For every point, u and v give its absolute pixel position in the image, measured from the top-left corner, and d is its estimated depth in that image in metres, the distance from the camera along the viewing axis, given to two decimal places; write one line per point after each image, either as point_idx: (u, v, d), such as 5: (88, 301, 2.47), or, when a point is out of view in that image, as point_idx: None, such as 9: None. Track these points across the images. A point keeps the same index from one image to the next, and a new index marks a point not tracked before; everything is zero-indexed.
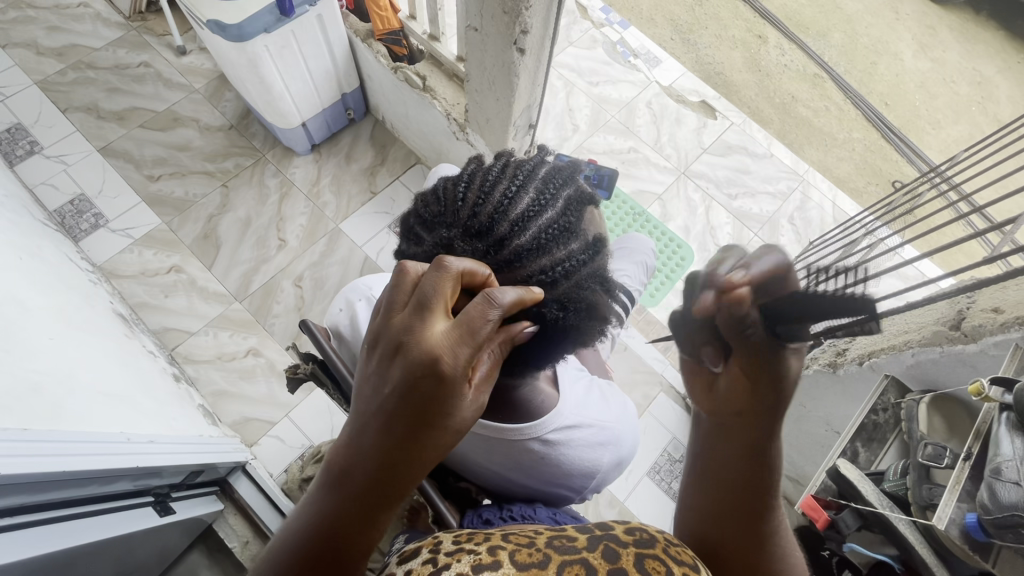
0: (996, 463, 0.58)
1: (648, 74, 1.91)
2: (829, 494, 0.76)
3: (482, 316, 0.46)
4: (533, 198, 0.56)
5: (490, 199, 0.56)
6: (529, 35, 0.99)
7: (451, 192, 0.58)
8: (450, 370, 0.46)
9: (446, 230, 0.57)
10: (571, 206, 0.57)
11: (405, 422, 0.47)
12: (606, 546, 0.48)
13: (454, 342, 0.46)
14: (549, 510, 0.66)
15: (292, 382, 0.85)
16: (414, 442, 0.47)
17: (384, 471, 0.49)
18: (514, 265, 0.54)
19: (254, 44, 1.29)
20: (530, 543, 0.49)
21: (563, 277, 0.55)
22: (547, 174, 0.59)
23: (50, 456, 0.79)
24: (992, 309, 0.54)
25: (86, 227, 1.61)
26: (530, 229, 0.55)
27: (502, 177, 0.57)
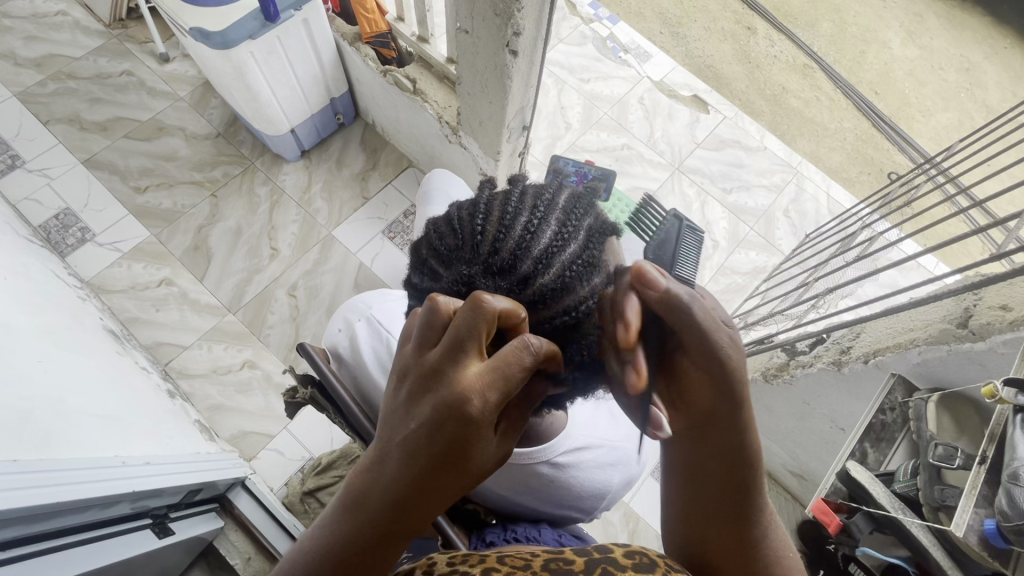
0: (1013, 468, 0.65)
1: (639, 69, 1.94)
2: (842, 498, 0.95)
3: (520, 362, 0.43)
4: (555, 232, 0.54)
5: (512, 232, 0.53)
6: (522, 37, 0.96)
7: (468, 224, 0.55)
8: (478, 417, 0.43)
9: (465, 266, 0.54)
10: (594, 239, 0.55)
11: (428, 465, 0.44)
12: (604, 571, 0.46)
13: (486, 384, 0.43)
14: (554, 532, 0.65)
15: (290, 405, 0.83)
16: (437, 482, 0.45)
17: (401, 510, 0.46)
18: (539, 304, 0.52)
19: (239, 51, 1.26)
20: (526, 566, 0.48)
21: (585, 317, 0.52)
22: (567, 203, 0.56)
23: (40, 488, 0.77)
24: (1001, 308, 0.70)
25: (73, 242, 1.57)
26: (553, 266, 0.52)
27: (522, 208, 0.55)
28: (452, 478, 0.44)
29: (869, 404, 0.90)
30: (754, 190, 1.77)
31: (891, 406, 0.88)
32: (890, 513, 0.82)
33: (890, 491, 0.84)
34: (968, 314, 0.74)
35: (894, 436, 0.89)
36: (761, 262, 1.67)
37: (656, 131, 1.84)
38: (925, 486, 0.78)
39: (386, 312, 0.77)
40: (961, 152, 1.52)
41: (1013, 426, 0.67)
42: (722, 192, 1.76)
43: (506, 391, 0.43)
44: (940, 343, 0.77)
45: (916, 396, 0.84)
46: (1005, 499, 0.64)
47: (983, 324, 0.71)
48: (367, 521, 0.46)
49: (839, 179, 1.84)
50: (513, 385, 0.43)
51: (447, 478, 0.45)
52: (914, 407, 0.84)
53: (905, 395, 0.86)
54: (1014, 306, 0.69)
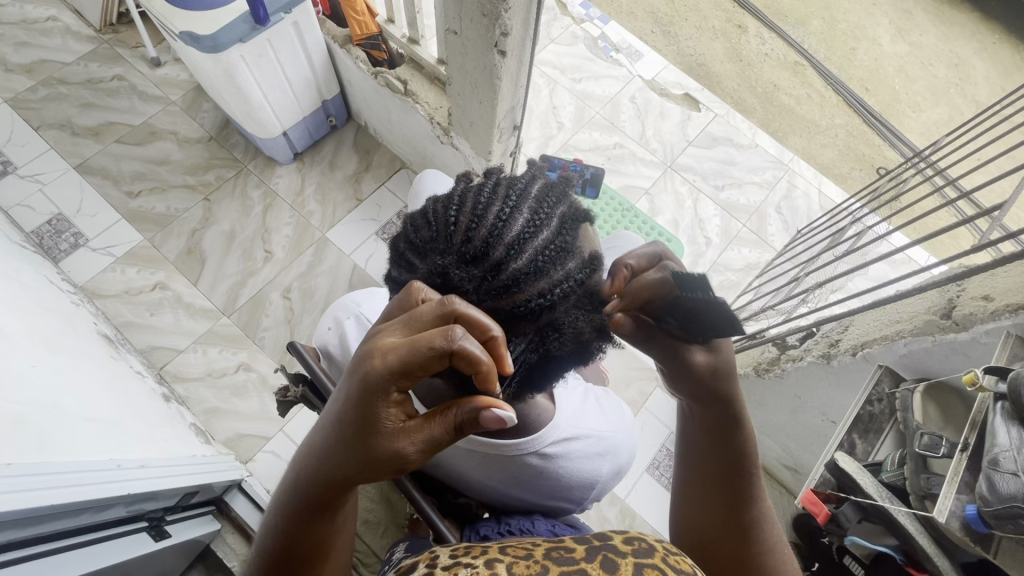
0: (994, 454, 0.66)
1: (631, 68, 1.95)
2: (829, 488, 0.94)
3: (425, 342, 0.44)
4: (528, 219, 0.54)
5: (485, 221, 0.53)
6: (509, 37, 0.97)
7: (442, 216, 0.55)
8: (378, 383, 0.46)
9: (439, 256, 0.53)
10: (567, 225, 0.56)
11: (342, 427, 0.49)
12: (605, 558, 0.46)
13: (396, 357, 0.46)
14: (547, 522, 0.66)
15: (282, 406, 0.83)
16: (352, 443, 0.49)
17: (325, 462, 0.51)
18: (513, 289, 0.52)
19: (230, 55, 1.27)
20: (528, 556, 0.47)
21: (563, 298, 0.54)
22: (539, 191, 0.57)
23: (34, 492, 0.77)
24: (983, 298, 0.71)
25: (66, 247, 1.57)
26: (527, 251, 0.53)
27: (494, 198, 0.55)
28: (361, 443, 0.48)
29: (857, 395, 0.91)
30: (746, 187, 1.78)
31: (878, 397, 0.88)
32: (879, 504, 0.83)
33: (877, 481, 0.85)
34: (952, 305, 0.75)
35: (882, 427, 0.89)
36: (753, 258, 1.68)
37: (647, 130, 1.85)
38: (911, 476, 0.79)
39: (375, 309, 0.77)
40: (949, 146, 1.54)
41: (994, 414, 0.68)
42: (714, 189, 1.77)
43: (410, 368, 0.45)
44: (925, 334, 0.78)
45: (902, 387, 0.85)
46: (985, 485, 0.65)
47: (966, 315, 0.72)
48: (302, 459, 0.54)
49: (830, 175, 1.85)
50: (416, 365, 0.45)
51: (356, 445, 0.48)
52: (901, 398, 0.84)
53: (893, 385, 0.87)
54: (996, 295, 0.70)
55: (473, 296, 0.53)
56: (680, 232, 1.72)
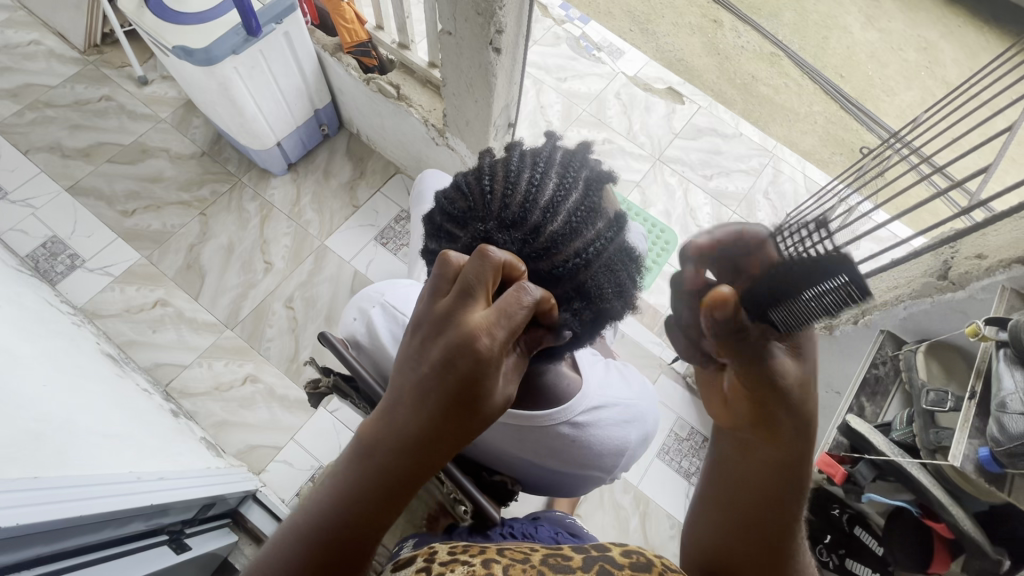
0: (1001, 398, 0.68)
1: (614, 66, 2.08)
2: (844, 450, 0.99)
3: (517, 302, 0.46)
4: (557, 183, 0.56)
5: (518, 187, 0.56)
6: (504, 34, 1.00)
7: (476, 186, 0.58)
8: (487, 355, 0.46)
9: (480, 223, 0.57)
10: (593, 187, 0.58)
11: (432, 397, 0.47)
12: (601, 568, 0.49)
13: (492, 324, 0.46)
14: (550, 528, 0.73)
15: (313, 398, 0.85)
16: (455, 421, 0.47)
17: (421, 451, 0.48)
18: (551, 251, 0.55)
19: (223, 67, 1.28)
20: (525, 560, 0.50)
21: (596, 257, 0.56)
22: (564, 157, 0.59)
23: (59, 506, 0.77)
24: (976, 256, 0.76)
25: (62, 269, 1.56)
26: (561, 214, 0.55)
27: (524, 166, 0.58)
28: (469, 417, 0.47)
29: (861, 362, 0.96)
30: (733, 174, 1.83)
31: (882, 359, 0.94)
32: (891, 460, 0.87)
33: (889, 440, 0.90)
34: (948, 266, 0.80)
35: (889, 388, 0.95)
36: None
37: (635, 124, 1.96)
38: (919, 432, 0.82)
39: (401, 297, 0.77)
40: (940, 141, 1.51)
41: (997, 361, 0.69)
42: (703, 178, 1.81)
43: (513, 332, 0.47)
44: (923, 295, 0.83)
45: (905, 349, 0.89)
46: (995, 427, 0.67)
47: (963, 273, 0.77)
48: (384, 461, 0.49)
49: None
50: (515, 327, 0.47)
51: (455, 409, 0.46)
52: (905, 358, 0.89)
53: (895, 348, 0.92)
54: (989, 253, 0.74)
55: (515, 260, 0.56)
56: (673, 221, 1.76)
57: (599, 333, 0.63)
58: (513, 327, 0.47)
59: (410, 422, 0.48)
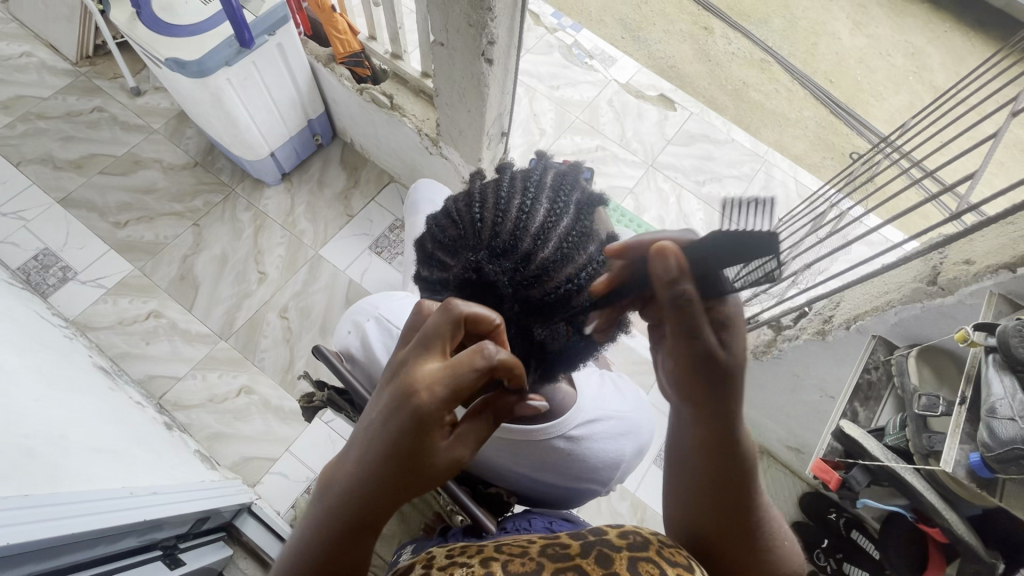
0: (990, 403, 0.68)
1: (607, 74, 2.03)
2: (837, 455, 0.97)
3: (466, 363, 0.47)
4: (548, 208, 0.56)
5: (508, 215, 0.55)
6: (495, 45, 1.01)
7: (467, 214, 0.58)
8: (429, 409, 0.46)
9: (472, 253, 0.56)
10: (584, 212, 0.57)
11: (377, 443, 0.48)
12: (599, 553, 0.48)
13: (436, 378, 0.47)
14: (543, 519, 0.67)
15: (308, 411, 0.84)
16: (401, 469, 0.48)
17: (367, 497, 0.49)
18: (543, 277, 0.54)
19: (216, 78, 1.28)
20: (524, 553, 0.49)
21: (590, 282, 0.55)
22: (554, 181, 0.58)
23: (49, 524, 0.76)
24: (965, 262, 0.75)
25: (54, 281, 1.55)
26: (552, 239, 0.54)
27: (514, 191, 0.57)
28: (413, 465, 0.48)
29: (854, 366, 0.95)
30: (725, 180, 1.86)
31: (875, 364, 0.92)
32: (885, 464, 0.86)
33: (882, 445, 0.88)
34: (936, 271, 0.79)
35: (882, 394, 0.93)
36: None
37: (626, 131, 1.93)
38: (913, 436, 0.82)
39: (396, 310, 0.77)
40: (928, 140, 1.53)
41: (986, 366, 0.70)
42: (696, 184, 1.84)
43: (456, 388, 0.47)
44: (914, 300, 0.82)
45: (896, 353, 0.89)
46: (985, 433, 0.68)
47: (951, 279, 0.76)
48: (332, 505, 0.50)
49: (804, 165, 1.89)
50: (464, 385, 0.47)
51: (401, 461, 0.48)
52: (896, 363, 0.88)
53: (888, 353, 0.91)
54: (976, 260, 0.74)
55: (507, 289, 0.55)
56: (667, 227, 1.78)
57: (591, 355, 0.62)
58: (459, 385, 0.47)
59: (358, 469, 0.49)
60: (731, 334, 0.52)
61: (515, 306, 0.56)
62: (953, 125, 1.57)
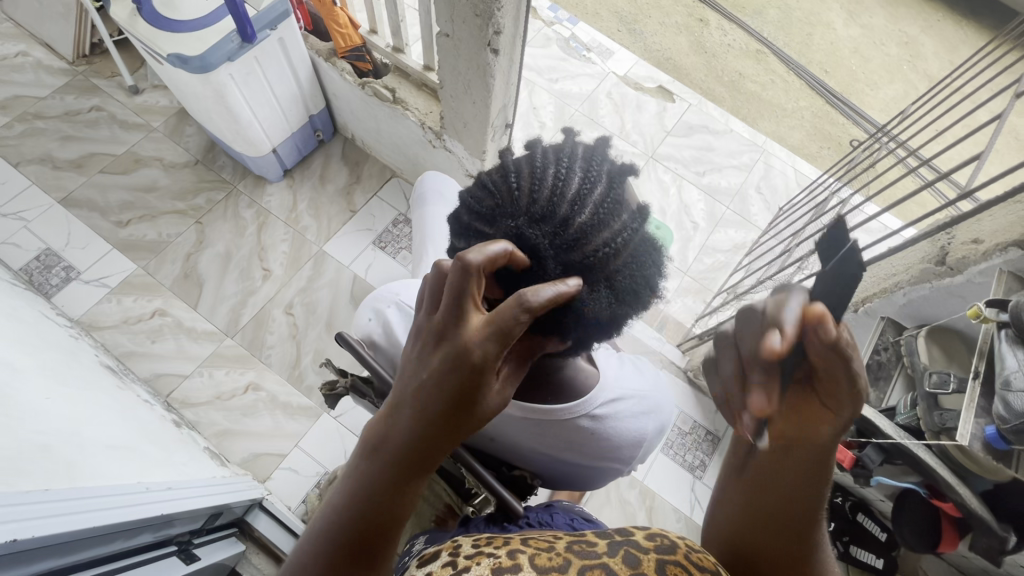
0: (1005, 376, 0.68)
1: (604, 66, 2.03)
2: (851, 436, 0.96)
3: (509, 316, 0.46)
4: (582, 176, 0.57)
5: (544, 183, 0.56)
6: (502, 35, 1.01)
7: (502, 183, 0.58)
8: (477, 362, 0.47)
9: (511, 220, 0.56)
10: (617, 180, 0.58)
11: (428, 397, 0.49)
12: (626, 552, 0.47)
13: (482, 334, 0.47)
14: (566, 515, 0.68)
15: (329, 399, 0.85)
16: (451, 419, 0.49)
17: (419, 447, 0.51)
18: (582, 241, 0.54)
19: (218, 74, 1.28)
20: (550, 548, 0.49)
21: (623, 247, 0.56)
22: (585, 152, 0.59)
23: (68, 519, 0.76)
24: (972, 242, 0.80)
25: (57, 282, 1.54)
26: (588, 206, 0.55)
27: (548, 162, 0.58)
28: (465, 412, 0.49)
29: None
30: (726, 170, 1.87)
31: None
32: (897, 442, 0.87)
33: (893, 424, 0.88)
34: (944, 252, 0.82)
35: (891, 374, 0.88)
36: (739, 238, 1.76)
37: (626, 124, 1.94)
38: (925, 414, 0.84)
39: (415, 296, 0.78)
40: (926, 128, 1.55)
41: (999, 341, 0.69)
42: (696, 175, 1.85)
43: (503, 338, 0.46)
44: (922, 281, 0.83)
45: (905, 334, 0.81)
46: (1001, 406, 0.68)
47: (959, 258, 0.80)
48: (387, 454, 0.52)
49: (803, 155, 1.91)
50: (507, 335, 0.46)
51: (449, 411, 0.49)
52: (906, 344, 0.81)
53: (896, 334, 0.84)
54: (984, 239, 0.79)
55: (549, 252, 0.54)
56: (669, 218, 1.79)
57: (618, 332, 0.63)
58: (500, 334, 0.46)
59: (410, 420, 0.50)
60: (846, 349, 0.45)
61: (557, 270, 0.55)
62: (951, 112, 1.58)
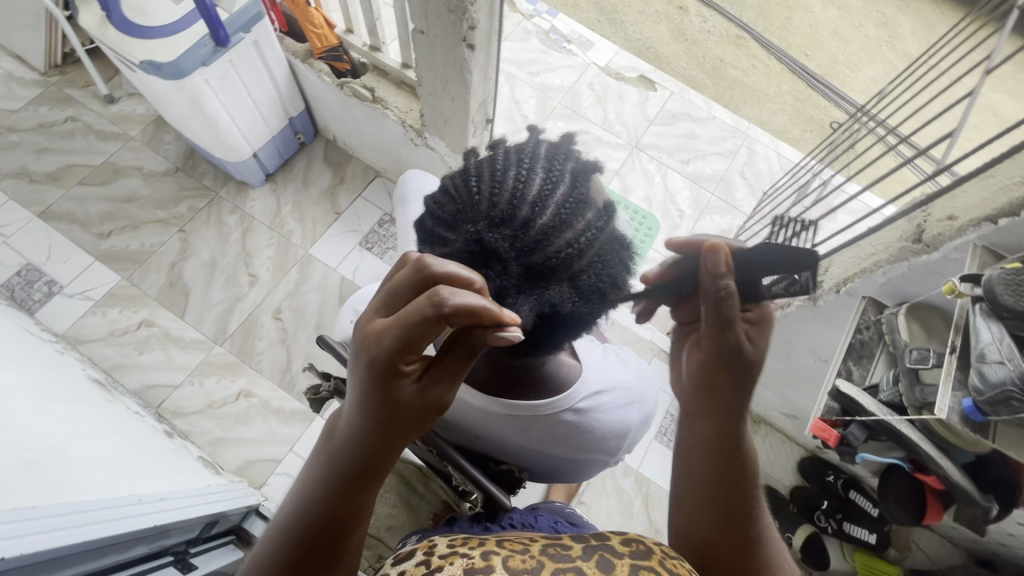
0: (980, 349, 0.70)
1: (585, 57, 2.04)
2: (834, 414, 0.99)
3: (413, 312, 0.45)
4: (543, 177, 0.56)
5: (504, 186, 0.56)
6: (477, 30, 1.00)
7: (464, 188, 0.58)
8: (386, 353, 0.47)
9: (472, 225, 0.56)
10: (581, 179, 0.57)
11: (355, 385, 0.50)
12: (601, 557, 0.45)
13: (392, 327, 0.46)
14: (550, 518, 0.69)
15: (315, 404, 0.84)
16: (374, 408, 0.49)
17: (352, 437, 0.52)
18: (543, 243, 0.54)
19: (193, 79, 1.26)
20: (524, 550, 0.47)
21: (588, 246, 0.55)
22: (548, 152, 0.59)
23: (59, 534, 0.76)
24: (947, 218, 0.78)
25: (40, 296, 1.52)
26: (549, 207, 0.55)
27: (509, 164, 0.57)
28: (386, 402, 0.49)
29: (846, 329, 0.99)
30: (710, 156, 1.91)
31: (865, 325, 0.96)
32: (880, 418, 0.89)
33: (877, 401, 0.90)
34: (921, 229, 0.82)
35: (874, 352, 0.95)
36: (725, 224, 1.78)
37: (609, 114, 1.94)
38: (907, 390, 0.84)
39: None
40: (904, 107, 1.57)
41: (974, 315, 0.71)
42: (681, 163, 1.86)
43: (409, 332, 0.46)
44: (901, 258, 0.86)
45: (887, 312, 0.91)
46: (976, 377, 0.71)
47: (935, 235, 0.79)
48: (332, 442, 0.54)
49: (785, 139, 1.92)
50: (415, 332, 0.45)
51: (373, 400, 0.49)
52: (887, 321, 0.90)
53: (878, 312, 0.94)
54: (959, 215, 0.76)
55: (510, 254, 0.54)
56: (655, 207, 1.80)
57: (591, 327, 0.63)
58: (408, 330, 0.46)
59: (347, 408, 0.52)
60: (761, 337, 0.57)
61: (519, 270, 0.55)
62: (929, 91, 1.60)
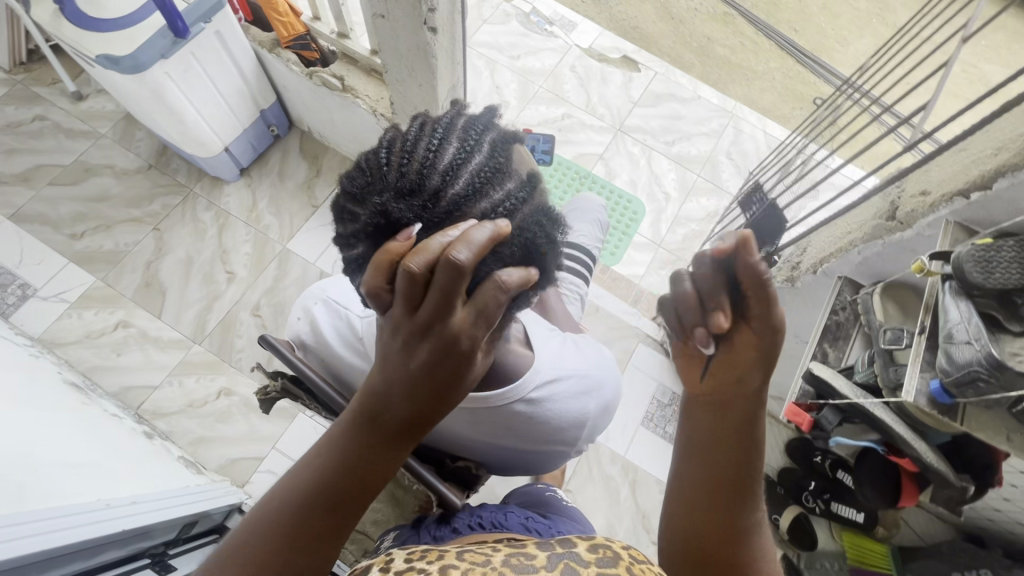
0: (948, 329, 0.69)
1: (567, 39, 1.98)
2: (810, 398, 0.96)
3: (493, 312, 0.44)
4: (457, 146, 0.54)
5: (415, 155, 0.53)
6: (437, 13, 0.97)
7: (374, 160, 0.54)
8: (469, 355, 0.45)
9: (377, 196, 0.53)
10: (500, 148, 0.56)
11: (416, 385, 0.46)
12: (566, 568, 0.40)
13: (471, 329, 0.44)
14: (519, 515, 0.69)
15: (265, 404, 0.82)
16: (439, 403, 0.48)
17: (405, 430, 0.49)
18: (454, 214, 0.52)
19: (153, 72, 1.22)
20: (486, 562, 0.42)
21: (508, 216, 0.54)
22: (466, 121, 0.56)
23: (20, 542, 0.75)
24: (920, 193, 0.77)
25: (13, 300, 1.50)
26: (462, 176, 0.53)
27: (422, 134, 0.54)
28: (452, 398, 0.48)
29: (822, 309, 0.96)
30: (694, 138, 1.84)
31: (841, 305, 0.94)
32: (855, 402, 0.85)
33: (852, 382, 0.87)
34: (895, 207, 0.81)
35: (850, 333, 0.93)
36: (711, 206, 1.75)
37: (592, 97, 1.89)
38: (881, 370, 0.81)
39: (342, 290, 0.74)
40: (891, 81, 1.53)
41: (944, 294, 0.70)
42: (665, 145, 1.83)
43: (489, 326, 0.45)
44: (875, 238, 0.85)
45: (862, 292, 0.89)
46: (943, 359, 0.69)
47: (909, 212, 0.78)
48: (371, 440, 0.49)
49: (773, 117, 1.89)
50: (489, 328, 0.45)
51: (438, 396, 0.47)
52: (862, 302, 0.88)
53: (854, 293, 0.93)
54: (932, 190, 0.75)
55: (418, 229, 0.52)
56: (639, 190, 1.77)
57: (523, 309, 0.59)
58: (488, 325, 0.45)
59: (395, 406, 0.48)
60: None
61: None
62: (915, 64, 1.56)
